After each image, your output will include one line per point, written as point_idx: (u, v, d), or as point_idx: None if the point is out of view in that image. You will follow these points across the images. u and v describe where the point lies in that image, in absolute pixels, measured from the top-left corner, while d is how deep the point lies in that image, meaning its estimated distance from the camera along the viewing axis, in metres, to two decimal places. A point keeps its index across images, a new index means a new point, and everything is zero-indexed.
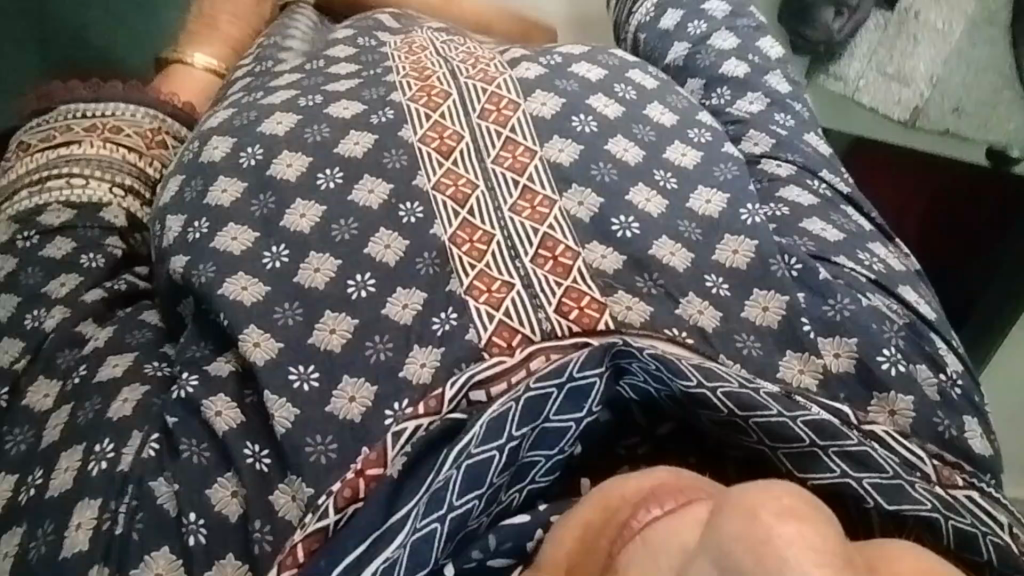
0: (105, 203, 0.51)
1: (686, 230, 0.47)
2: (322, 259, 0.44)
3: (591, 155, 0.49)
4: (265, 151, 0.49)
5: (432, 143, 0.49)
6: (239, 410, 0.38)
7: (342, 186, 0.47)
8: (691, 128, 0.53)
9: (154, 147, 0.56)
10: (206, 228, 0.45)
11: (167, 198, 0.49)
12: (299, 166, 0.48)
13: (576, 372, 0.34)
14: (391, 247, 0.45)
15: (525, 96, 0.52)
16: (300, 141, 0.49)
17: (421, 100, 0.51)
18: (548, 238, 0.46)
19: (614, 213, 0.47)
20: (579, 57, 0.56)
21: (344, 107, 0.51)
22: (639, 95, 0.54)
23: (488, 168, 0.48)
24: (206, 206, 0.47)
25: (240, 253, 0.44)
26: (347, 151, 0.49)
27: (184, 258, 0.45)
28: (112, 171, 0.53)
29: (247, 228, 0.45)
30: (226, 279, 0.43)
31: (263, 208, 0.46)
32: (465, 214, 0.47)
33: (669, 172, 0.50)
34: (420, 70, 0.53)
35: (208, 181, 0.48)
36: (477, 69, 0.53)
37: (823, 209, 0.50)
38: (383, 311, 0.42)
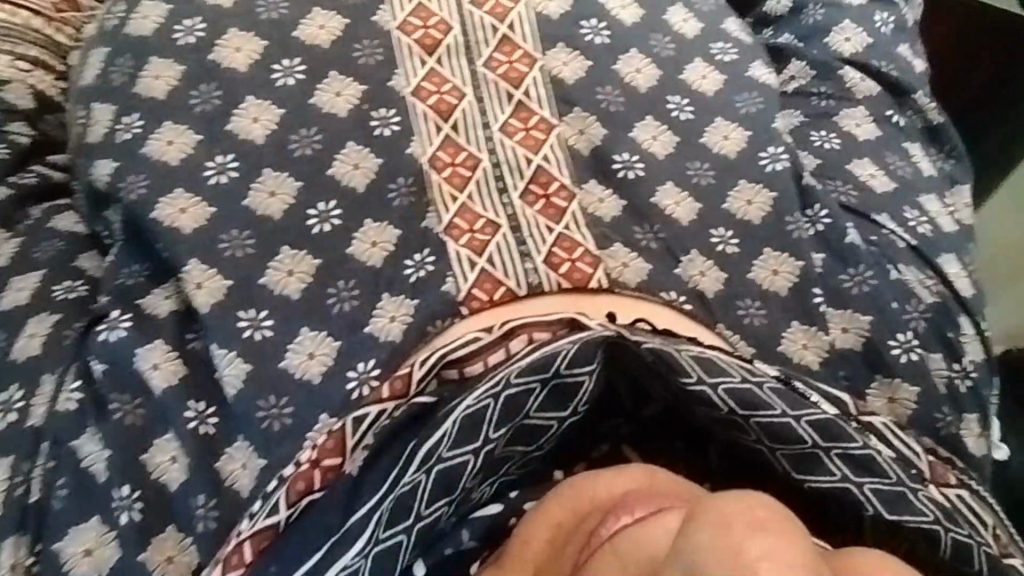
0: (4, 79, 0.43)
1: (693, 174, 0.42)
2: (277, 179, 0.37)
3: (597, 72, 0.42)
4: (208, 27, 0.39)
5: (414, 35, 0.41)
6: (182, 362, 0.34)
7: (303, 84, 0.39)
8: (715, 42, 0.45)
9: (65, 6, 0.45)
10: (138, 128, 0.37)
11: (88, 78, 0.40)
12: (251, 52, 0.39)
13: (568, 368, 0.29)
14: (360, 168, 0.38)
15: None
16: (251, 15, 0.40)
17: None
18: (541, 171, 0.40)
19: (617, 148, 0.41)
20: None
21: None
22: None
23: (477, 72, 0.41)
24: (134, 94, 0.38)
25: (177, 164, 0.37)
26: (308, 38, 0.40)
27: (111, 164, 0.37)
28: (10, 39, 0.43)
29: (185, 127, 0.37)
30: (160, 200, 0.36)
31: (206, 102, 0.38)
32: (448, 130, 0.40)
33: (685, 98, 0.43)
34: None
35: (138, 61, 0.39)
36: None
37: (879, 147, 0.45)
38: (348, 250, 0.37)
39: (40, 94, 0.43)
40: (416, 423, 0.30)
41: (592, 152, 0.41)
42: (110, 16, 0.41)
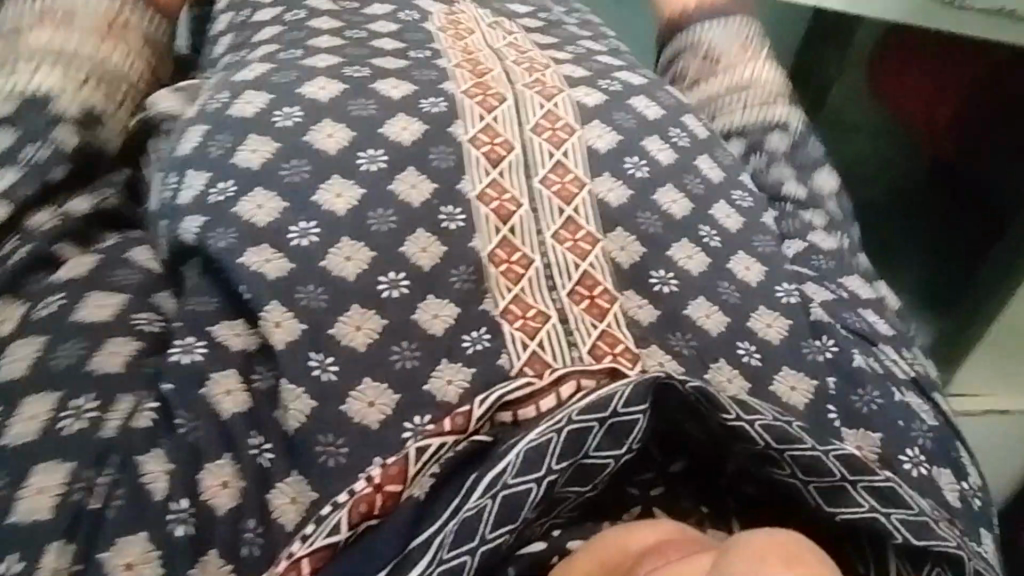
0: None
1: (724, 293, 0.46)
2: (353, 246, 0.40)
3: (639, 197, 0.47)
4: (305, 115, 0.43)
5: (482, 148, 0.45)
6: (248, 395, 0.37)
7: (384, 171, 0.43)
8: (736, 189, 0.51)
9: None
10: (232, 192, 0.40)
11: (184, 149, 0.43)
12: (341, 139, 0.43)
13: (623, 408, 0.31)
14: (428, 251, 0.41)
15: (582, 121, 0.48)
16: (343, 111, 0.44)
17: (475, 96, 0.47)
18: (587, 276, 0.43)
19: (654, 265, 0.46)
20: (638, 89, 0.53)
21: (393, 85, 0.46)
22: (692, 143, 0.51)
23: (535, 187, 0.44)
24: (232, 162, 0.41)
25: (264, 226, 0.40)
26: (393, 134, 0.44)
27: (200, 221, 0.40)
28: None
29: (275, 192, 0.41)
30: (248, 249, 0.39)
31: (294, 174, 0.41)
32: (505, 232, 0.43)
33: (715, 231, 0.48)
34: (472, 62, 0.49)
35: (236, 137, 0.42)
36: (534, 77, 0.49)
37: (870, 298, 0.52)
38: (412, 317, 0.39)
39: None
40: (473, 460, 0.31)
41: (635, 264, 0.46)
42: (212, 101, 0.44)
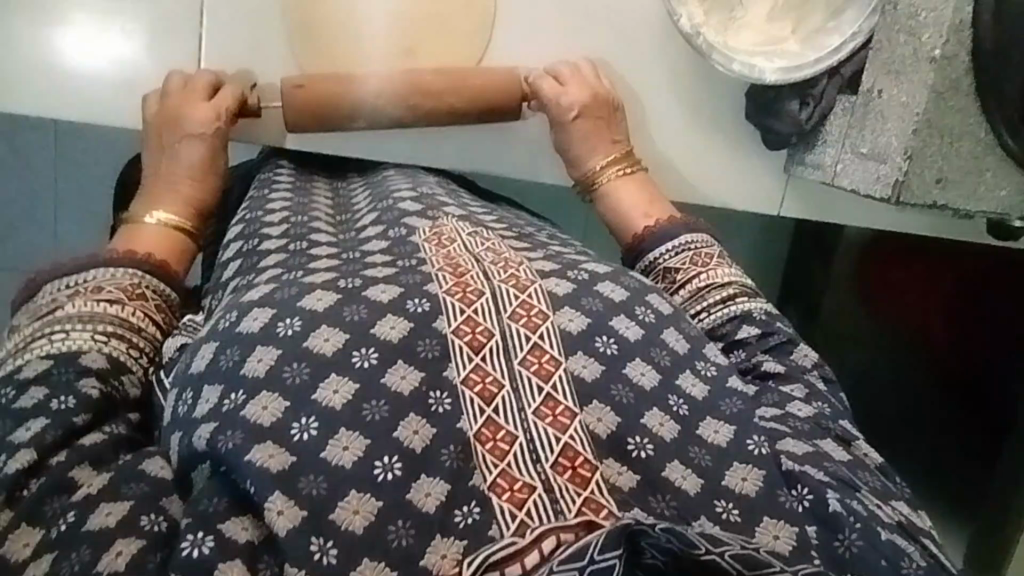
0: (83, 350, 0.72)
1: (694, 455, 0.62)
2: (340, 382, 0.59)
3: (609, 375, 0.63)
4: (302, 322, 0.62)
5: (464, 338, 0.62)
6: (296, 509, 0.54)
7: (375, 365, 0.60)
8: (699, 361, 0.69)
9: (134, 296, 0.81)
10: (241, 399, 0.58)
11: (202, 364, 0.63)
12: (335, 340, 0.61)
13: (597, 556, 0.49)
14: (419, 433, 0.58)
15: (554, 309, 0.66)
16: (338, 318, 0.62)
17: (457, 296, 0.65)
18: (569, 447, 0.58)
19: (630, 434, 0.61)
20: (604, 277, 0.72)
21: (382, 291, 0.66)
22: (655, 317, 0.70)
23: (515, 370, 0.61)
24: (242, 375, 0.60)
25: (269, 422, 0.57)
26: (382, 333, 0.62)
27: (211, 425, 0.58)
28: (94, 321, 0.75)
29: (276, 398, 0.58)
30: (250, 402, 0.58)
31: (294, 376, 0.59)
32: (490, 412, 0.59)
33: (682, 398, 0.65)
34: (455, 266, 0.69)
35: (245, 352, 0.61)
36: (508, 276, 0.68)
37: (816, 457, 0.68)
38: (396, 433, 0.58)
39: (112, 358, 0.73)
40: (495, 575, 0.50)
41: (609, 434, 0.61)
42: (223, 321, 0.65)
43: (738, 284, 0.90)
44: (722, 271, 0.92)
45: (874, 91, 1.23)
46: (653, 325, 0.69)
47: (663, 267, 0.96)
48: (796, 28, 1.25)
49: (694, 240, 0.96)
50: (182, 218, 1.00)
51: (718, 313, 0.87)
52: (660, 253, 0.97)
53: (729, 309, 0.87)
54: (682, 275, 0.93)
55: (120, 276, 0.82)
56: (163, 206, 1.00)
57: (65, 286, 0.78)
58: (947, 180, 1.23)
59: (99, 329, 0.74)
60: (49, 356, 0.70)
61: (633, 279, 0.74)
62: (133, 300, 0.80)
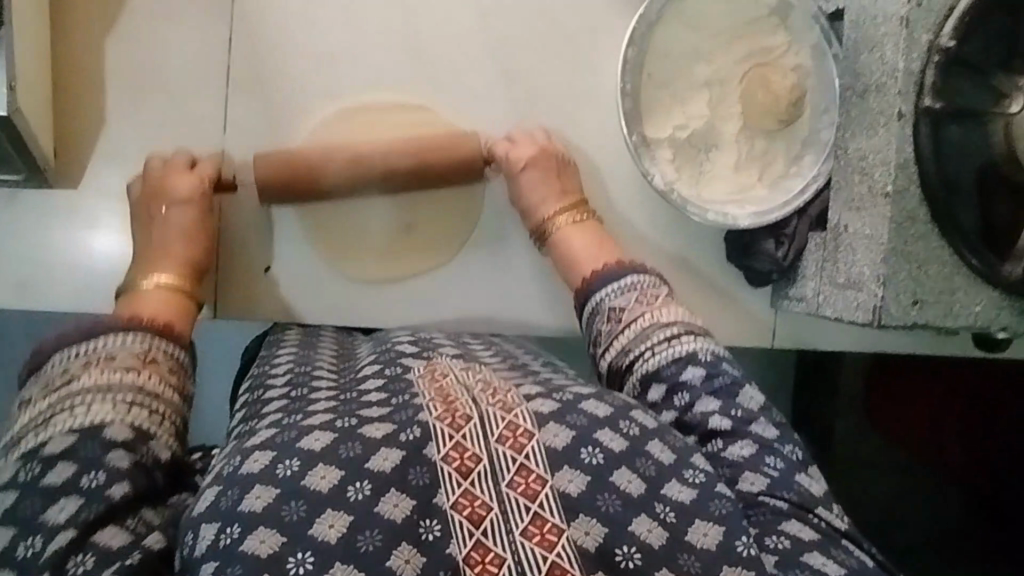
0: (108, 422, 0.81)
1: (685, 563, 0.65)
2: (336, 516, 0.63)
3: (596, 484, 0.65)
4: (301, 464, 0.65)
5: (452, 463, 0.64)
6: None
7: (368, 497, 0.64)
8: (688, 468, 0.70)
9: (148, 363, 0.91)
10: (238, 533, 0.62)
11: (202, 507, 0.66)
12: (331, 477, 0.64)
13: None
14: (410, 561, 0.62)
15: (539, 426, 0.68)
16: (334, 455, 0.66)
17: (446, 421, 0.67)
18: (556, 565, 0.61)
19: (619, 542, 0.63)
20: (591, 396, 0.74)
21: (376, 427, 0.68)
22: (640, 431, 0.71)
23: (502, 491, 0.63)
24: (240, 510, 0.63)
25: (268, 556, 0.61)
26: (377, 467, 0.65)
27: (214, 563, 0.62)
28: (113, 393, 0.85)
29: (274, 532, 0.62)
30: (248, 536, 0.62)
31: (292, 514, 0.63)
32: (478, 534, 0.62)
33: (669, 506, 0.67)
34: (445, 395, 0.71)
35: (246, 489, 0.64)
36: (497, 401, 0.70)
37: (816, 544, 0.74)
38: (388, 563, 0.62)
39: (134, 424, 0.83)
40: None
41: (597, 546, 0.63)
42: (229, 464, 0.68)
43: (683, 324, 0.94)
44: (666, 309, 0.97)
45: (841, 227, 1.33)
46: (636, 438, 0.70)
47: (611, 307, 1.00)
48: (763, 173, 1.37)
49: (641, 282, 1.02)
50: (179, 281, 1.11)
51: (665, 352, 0.91)
52: (605, 295, 1.02)
53: (675, 349, 0.91)
54: (628, 313, 0.98)
55: (131, 344, 0.92)
56: (162, 270, 1.11)
57: (77, 356, 0.88)
58: (924, 301, 1.27)
59: (118, 401, 0.84)
60: (75, 430, 0.80)
61: (616, 396, 0.76)
62: (147, 367, 0.91)
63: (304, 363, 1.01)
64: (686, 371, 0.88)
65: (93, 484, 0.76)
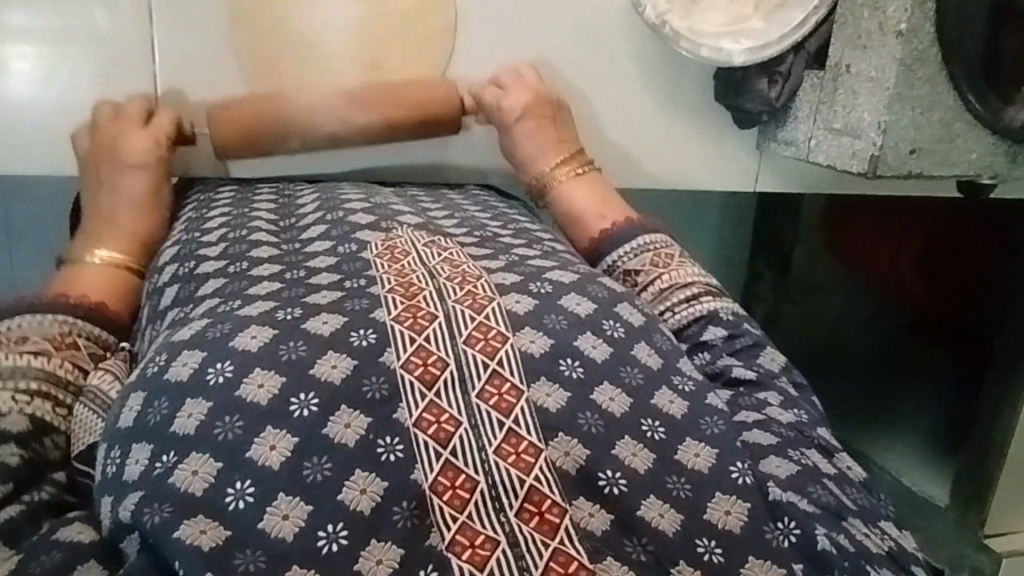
0: (5, 412, 0.64)
1: (673, 487, 0.59)
2: (277, 434, 0.55)
3: (578, 402, 0.60)
4: (236, 368, 0.57)
5: (415, 371, 0.58)
6: (220, 529, 0.52)
7: (317, 413, 0.56)
8: (676, 375, 0.65)
9: (64, 346, 0.73)
10: (171, 461, 0.54)
11: (127, 420, 0.58)
12: (270, 385, 0.57)
13: None
14: (366, 491, 0.54)
15: (515, 330, 0.61)
16: (273, 358, 0.58)
17: (406, 322, 0.60)
18: (534, 490, 0.55)
19: (600, 467, 0.58)
20: (571, 289, 0.68)
21: (322, 320, 0.61)
22: (626, 333, 0.66)
23: (471, 402, 0.57)
24: (172, 433, 0.55)
25: (199, 493, 0.53)
26: (323, 375, 0.57)
27: (138, 494, 0.54)
28: (18, 377, 0.67)
29: (207, 459, 0.54)
30: (178, 466, 0.54)
31: (226, 431, 0.55)
32: (447, 455, 0.55)
33: (656, 420, 0.61)
34: (408, 288, 0.63)
35: (175, 406, 0.56)
36: (466, 296, 0.63)
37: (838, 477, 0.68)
38: (339, 496, 0.54)
39: (36, 420, 0.65)
40: None
41: (578, 469, 0.58)
42: (152, 363, 0.60)
43: (702, 283, 0.85)
44: (685, 272, 0.87)
45: (842, 66, 1.20)
46: (622, 341, 0.65)
47: (624, 269, 0.90)
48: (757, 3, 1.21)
49: (656, 241, 0.91)
50: (126, 256, 0.92)
51: (683, 312, 0.82)
52: (618, 255, 0.91)
53: (693, 309, 0.82)
54: (643, 275, 0.87)
55: (49, 325, 0.74)
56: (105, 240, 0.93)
57: None
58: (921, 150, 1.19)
59: (20, 387, 0.66)
60: None
61: (601, 286, 0.70)
62: (63, 351, 0.73)
63: (241, 224, 0.88)
64: (706, 332, 0.80)
65: None
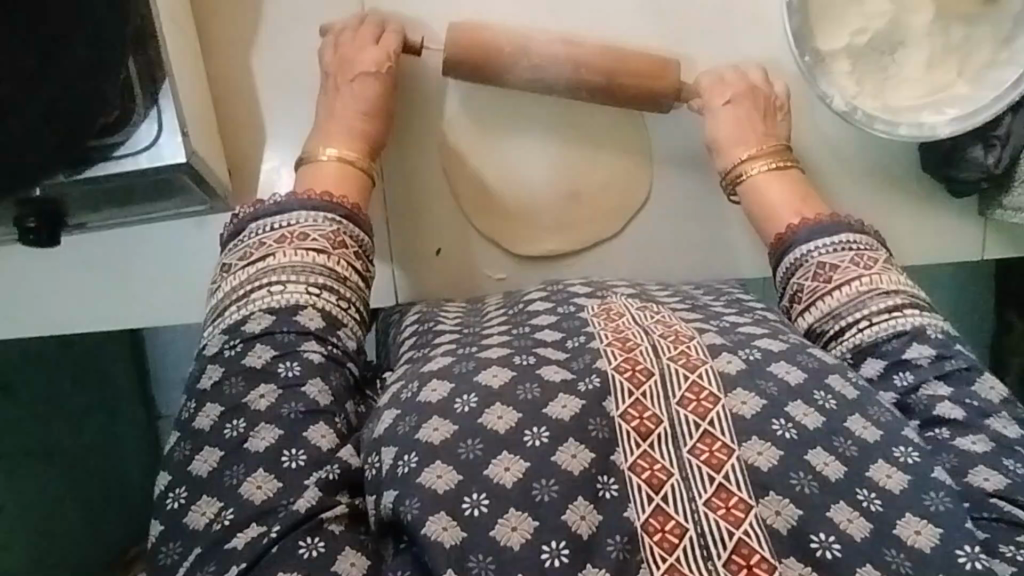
0: (302, 305, 0.76)
1: (893, 560, 0.57)
2: (512, 459, 0.58)
3: (792, 462, 0.59)
4: (479, 399, 0.62)
5: (631, 422, 0.59)
6: (458, 529, 0.56)
7: (546, 444, 0.59)
8: (897, 446, 0.62)
9: (338, 245, 0.82)
10: (416, 463, 0.59)
11: (382, 429, 0.63)
12: (508, 419, 0.60)
13: None
14: (586, 518, 0.56)
15: (726, 391, 0.61)
16: (512, 396, 0.62)
17: (625, 373, 0.61)
18: (742, 544, 0.55)
19: (815, 530, 0.57)
20: (778, 355, 0.67)
21: (554, 370, 0.64)
22: (838, 405, 0.63)
23: (684, 459, 0.57)
24: (417, 440, 0.60)
25: (442, 493, 0.57)
26: (555, 413, 0.60)
27: (394, 492, 0.59)
28: (306, 274, 0.78)
29: (450, 467, 0.58)
30: (424, 468, 0.58)
31: (469, 451, 0.59)
32: (658, 500, 0.56)
33: (873, 493, 0.59)
34: (623, 342, 0.64)
35: (421, 419, 0.61)
36: (680, 352, 0.63)
37: None
38: (563, 517, 0.56)
39: (326, 314, 0.77)
40: None
41: (791, 529, 0.57)
42: (406, 389, 0.66)
43: (906, 292, 0.80)
44: (889, 277, 0.82)
45: None
46: (834, 412, 0.63)
47: (819, 261, 0.85)
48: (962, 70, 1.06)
49: (857, 240, 0.85)
50: (358, 155, 0.97)
51: (883, 324, 0.79)
52: (813, 247, 0.86)
53: (896, 323, 0.78)
54: (841, 271, 0.83)
55: (323, 223, 0.83)
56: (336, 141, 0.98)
57: (270, 231, 0.82)
58: None
59: (311, 282, 0.78)
60: (271, 310, 0.76)
61: (811, 356, 0.68)
62: (337, 248, 0.82)
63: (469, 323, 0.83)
64: (911, 349, 0.76)
65: (290, 374, 0.72)
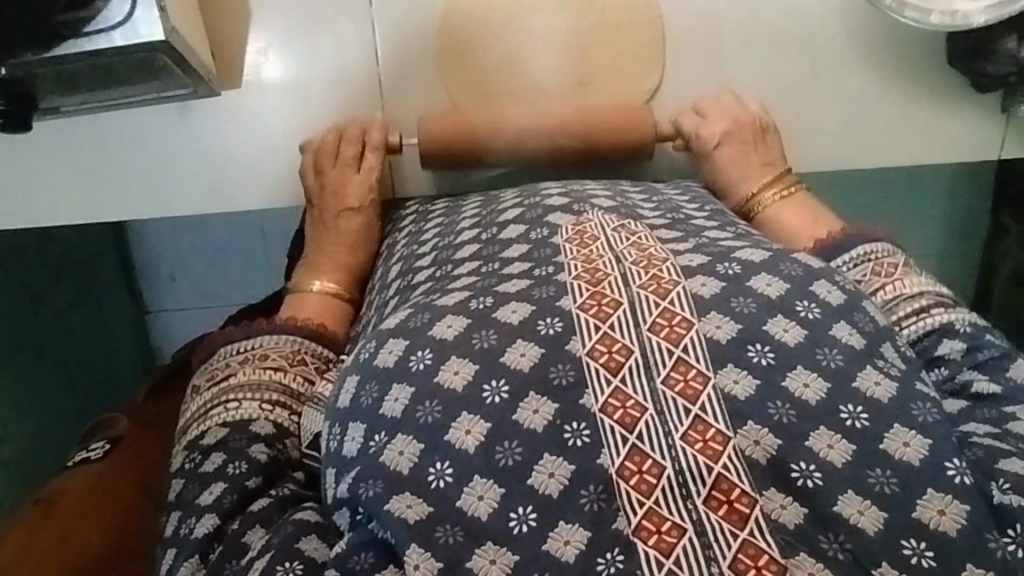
0: (255, 417, 0.79)
1: (876, 482, 0.57)
2: (471, 420, 0.58)
3: (768, 392, 0.58)
4: (434, 356, 0.61)
5: (600, 359, 0.58)
6: (423, 505, 0.57)
7: (506, 401, 0.58)
8: (882, 355, 0.62)
9: (296, 360, 0.86)
10: (381, 440, 0.59)
11: (345, 399, 0.63)
12: (464, 373, 0.60)
13: None
14: (553, 476, 0.56)
15: (700, 315, 0.60)
16: (468, 346, 0.61)
17: (590, 310, 0.60)
18: (722, 479, 0.55)
19: (795, 460, 0.56)
20: (760, 266, 0.65)
21: (512, 310, 0.63)
22: (822, 313, 0.62)
23: (657, 390, 0.57)
24: (380, 414, 0.60)
25: (405, 472, 0.58)
26: (513, 363, 0.59)
27: (357, 470, 0.59)
28: (260, 391, 0.81)
29: (410, 440, 0.58)
30: (387, 446, 0.59)
31: (427, 415, 0.59)
32: (633, 439, 0.56)
33: (858, 406, 0.58)
34: (592, 272, 0.64)
35: (382, 389, 0.61)
36: (651, 280, 0.62)
37: None
38: (530, 480, 0.56)
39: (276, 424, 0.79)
40: None
41: (770, 459, 0.56)
42: (364, 350, 0.65)
43: (931, 292, 0.79)
44: (911, 281, 0.81)
45: None
46: (817, 323, 0.62)
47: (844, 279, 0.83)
48: None
49: (877, 250, 0.84)
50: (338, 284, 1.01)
51: (914, 326, 0.77)
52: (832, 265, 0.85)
53: (925, 323, 0.76)
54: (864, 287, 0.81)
55: (284, 344, 0.88)
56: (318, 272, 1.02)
57: (236, 353, 0.86)
58: None
59: (265, 398, 0.81)
60: (226, 424, 0.78)
61: (796, 263, 0.66)
62: (296, 365, 0.86)
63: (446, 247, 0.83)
64: (943, 345, 0.74)
65: (235, 471, 0.73)
